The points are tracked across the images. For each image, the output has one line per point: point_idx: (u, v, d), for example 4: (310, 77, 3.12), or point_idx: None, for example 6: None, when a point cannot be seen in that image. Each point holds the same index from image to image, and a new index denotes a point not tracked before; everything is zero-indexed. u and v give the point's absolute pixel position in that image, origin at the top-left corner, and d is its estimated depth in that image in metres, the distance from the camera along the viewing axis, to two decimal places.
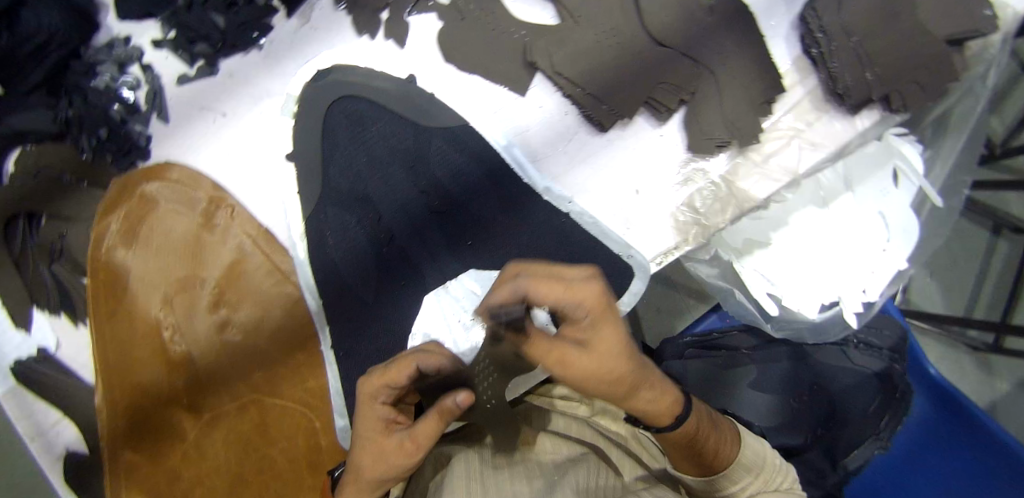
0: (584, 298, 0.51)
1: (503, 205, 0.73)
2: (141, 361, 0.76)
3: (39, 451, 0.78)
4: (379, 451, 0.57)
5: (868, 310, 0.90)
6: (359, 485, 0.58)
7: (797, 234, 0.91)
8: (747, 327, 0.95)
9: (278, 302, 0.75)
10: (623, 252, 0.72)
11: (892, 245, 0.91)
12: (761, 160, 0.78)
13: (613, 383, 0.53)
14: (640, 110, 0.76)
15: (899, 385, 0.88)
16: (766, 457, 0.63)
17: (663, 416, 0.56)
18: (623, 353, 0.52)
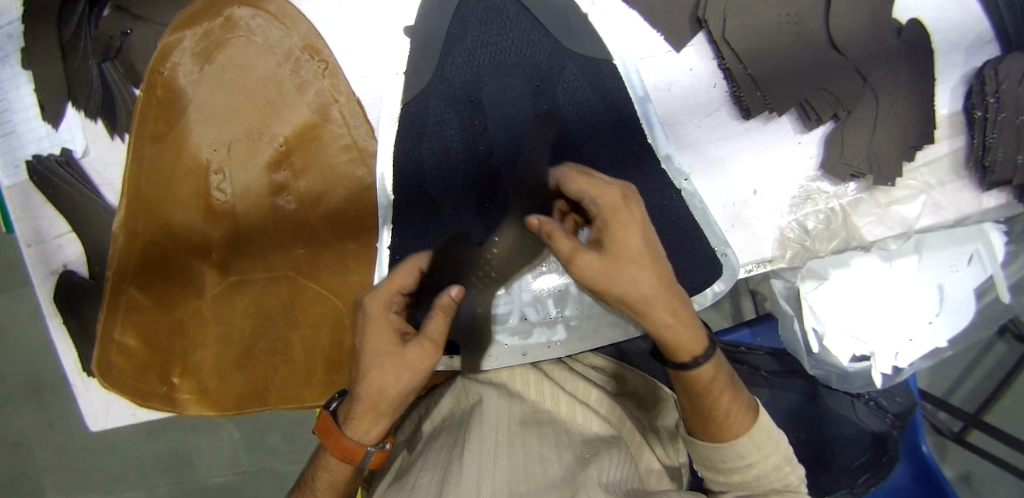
0: (604, 197, 0.52)
1: (618, 157, 0.66)
2: (174, 200, 0.68)
3: (38, 256, 0.76)
4: (398, 366, 0.53)
5: (896, 374, 0.86)
6: (378, 411, 0.53)
7: (856, 282, 0.83)
8: (776, 352, 0.93)
9: (347, 183, 0.68)
10: (719, 247, 0.66)
11: (936, 321, 0.84)
12: (884, 203, 0.73)
13: (630, 275, 0.50)
14: (790, 110, 0.70)
15: (891, 449, 0.83)
16: (786, 456, 0.53)
17: (673, 342, 0.51)
18: (644, 246, 0.51)
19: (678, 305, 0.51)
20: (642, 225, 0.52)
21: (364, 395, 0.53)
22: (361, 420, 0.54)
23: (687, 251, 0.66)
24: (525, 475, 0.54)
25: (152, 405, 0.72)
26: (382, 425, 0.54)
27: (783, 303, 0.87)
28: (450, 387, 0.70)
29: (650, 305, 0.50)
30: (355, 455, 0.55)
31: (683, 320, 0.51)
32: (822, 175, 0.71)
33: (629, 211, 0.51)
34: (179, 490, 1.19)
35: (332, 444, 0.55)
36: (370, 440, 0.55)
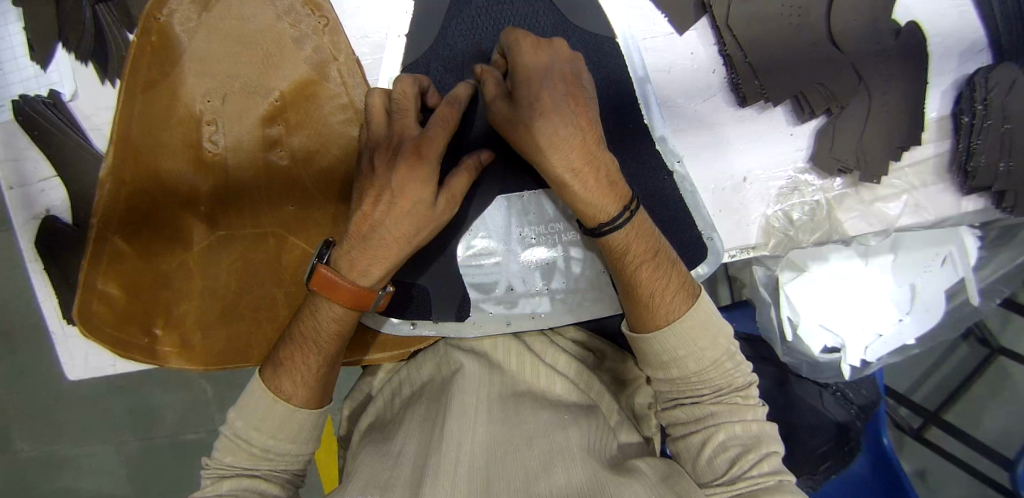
0: (553, 54, 0.57)
1: (613, 136, 0.67)
2: (165, 150, 0.66)
3: (19, 200, 0.75)
4: (424, 218, 0.56)
5: (864, 367, 0.89)
6: (390, 263, 0.57)
7: (833, 277, 0.85)
8: (748, 337, 0.97)
9: (340, 142, 0.67)
10: (706, 230, 0.67)
11: (907, 318, 0.88)
12: (868, 200, 0.75)
13: (531, 114, 0.54)
14: (786, 101, 0.71)
15: (852, 439, 0.91)
16: (725, 351, 0.59)
17: (587, 209, 0.57)
18: (548, 89, 0.55)
19: (580, 162, 0.55)
20: (549, 74, 0.55)
21: (387, 241, 0.56)
22: (376, 266, 0.57)
23: (675, 233, 0.68)
24: (502, 450, 0.54)
25: (132, 357, 0.69)
26: (389, 271, 0.58)
27: (763, 291, 0.88)
28: (432, 352, 0.71)
29: (549, 150, 0.54)
30: (364, 301, 0.58)
31: (592, 183, 0.55)
32: (811, 167, 0.73)
33: (537, 52, 0.56)
34: (152, 444, 1.19)
35: (340, 295, 0.56)
36: (378, 285, 0.58)
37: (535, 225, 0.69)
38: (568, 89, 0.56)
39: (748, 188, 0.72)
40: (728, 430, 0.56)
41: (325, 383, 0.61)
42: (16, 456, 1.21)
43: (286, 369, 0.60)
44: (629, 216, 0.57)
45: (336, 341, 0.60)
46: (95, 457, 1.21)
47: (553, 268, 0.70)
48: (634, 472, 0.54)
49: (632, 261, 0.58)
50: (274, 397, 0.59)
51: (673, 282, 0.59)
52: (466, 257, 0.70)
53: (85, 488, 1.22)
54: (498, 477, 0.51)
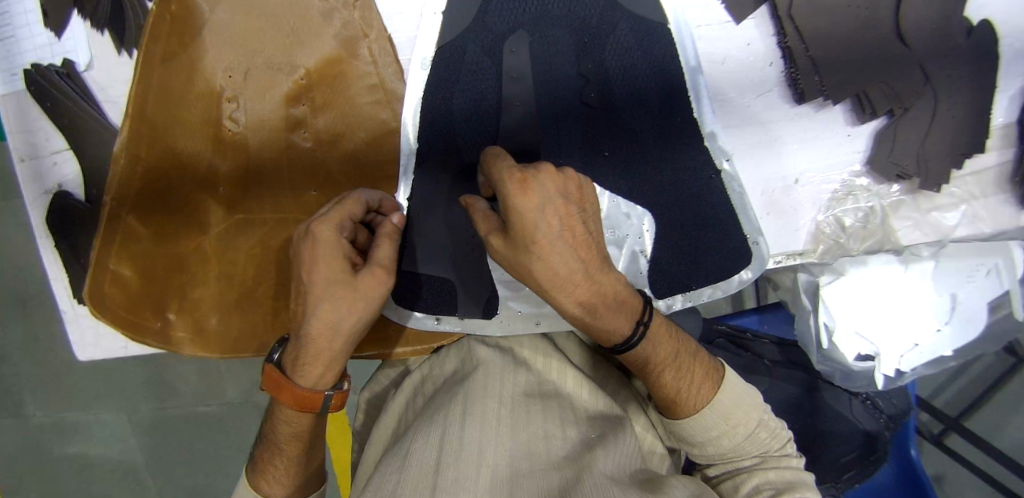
0: (547, 185, 0.47)
1: (659, 129, 0.62)
2: (184, 126, 0.63)
3: (31, 173, 0.72)
4: (349, 298, 0.51)
5: (898, 377, 0.83)
6: (329, 344, 0.52)
7: (873, 284, 0.80)
8: (780, 342, 0.92)
9: (368, 125, 0.63)
10: (752, 233, 0.62)
11: (944, 329, 0.81)
12: (925, 208, 0.70)
13: (527, 261, 0.47)
14: (845, 99, 0.66)
15: (879, 450, 0.85)
16: (761, 423, 0.57)
17: (600, 331, 0.53)
18: (543, 230, 0.46)
19: (588, 294, 0.50)
20: (548, 204, 0.47)
21: (316, 336, 0.51)
22: (312, 367, 0.54)
23: (720, 235, 0.63)
24: (527, 450, 0.52)
25: (146, 341, 0.66)
26: (327, 368, 0.54)
27: (804, 297, 0.82)
28: (455, 348, 0.68)
29: (553, 288, 0.49)
30: (308, 400, 0.55)
31: (604, 310, 0.51)
32: (867, 171, 0.68)
33: (526, 195, 0.46)
34: (164, 415, 1.18)
35: (284, 396, 0.55)
36: (322, 382, 0.55)
37: None
38: (565, 220, 0.47)
39: (799, 191, 0.67)
40: (761, 476, 0.55)
41: (298, 480, 0.62)
42: (28, 422, 1.20)
43: (263, 469, 0.61)
44: (643, 332, 0.53)
45: (296, 443, 0.60)
46: (105, 427, 1.19)
47: None
48: (668, 488, 0.51)
49: (653, 368, 0.55)
50: (258, 496, 0.60)
51: (696, 375, 0.57)
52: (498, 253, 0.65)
53: (96, 456, 1.21)
54: (522, 475, 0.48)
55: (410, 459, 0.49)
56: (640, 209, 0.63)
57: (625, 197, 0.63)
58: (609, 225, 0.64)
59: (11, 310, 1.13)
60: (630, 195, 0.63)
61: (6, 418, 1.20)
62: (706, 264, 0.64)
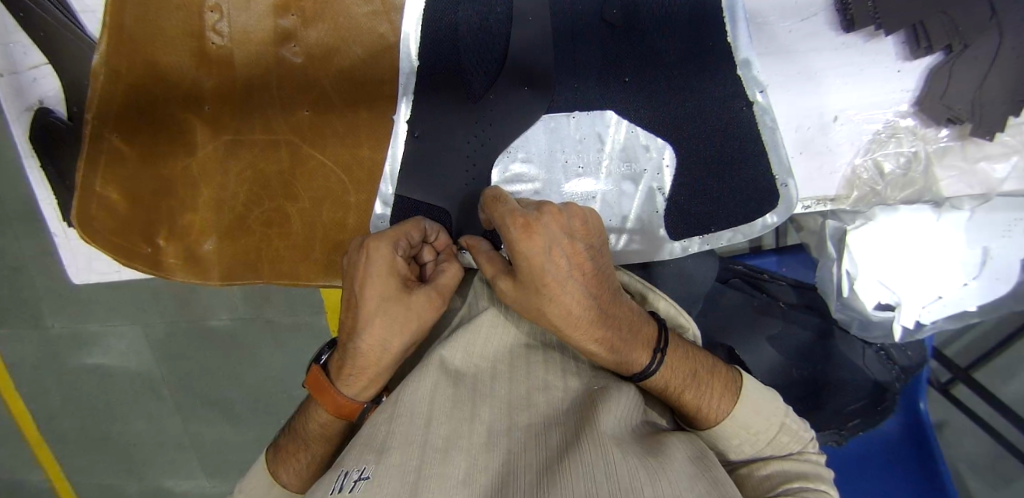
0: (550, 231, 0.49)
1: (688, 52, 0.56)
2: (162, 37, 0.57)
3: (6, 93, 0.67)
4: (405, 319, 0.49)
5: (917, 330, 0.78)
6: (380, 362, 0.50)
7: (900, 235, 0.74)
8: (797, 285, 0.89)
9: (363, 38, 0.57)
10: (779, 174, 0.57)
11: (972, 284, 0.76)
12: (973, 157, 0.63)
13: (540, 303, 0.49)
14: (899, 30, 0.59)
15: (887, 400, 0.83)
16: (784, 425, 0.56)
17: (618, 364, 0.53)
18: (552, 272, 0.48)
19: (602, 332, 0.51)
20: (553, 245, 0.49)
21: (365, 352, 0.49)
22: (357, 379, 0.51)
23: (744, 175, 0.58)
24: (527, 401, 0.48)
25: (137, 268, 0.63)
26: (375, 385, 0.52)
27: (827, 244, 0.77)
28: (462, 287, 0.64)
29: (566, 329, 0.50)
30: (352, 411, 0.53)
31: (619, 344, 0.52)
32: (914, 112, 0.61)
33: (531, 238, 0.48)
34: (178, 336, 1.20)
35: (326, 403, 0.53)
36: (365, 397, 0.53)
37: (585, 152, 0.59)
38: (570, 258, 0.49)
39: (836, 131, 0.61)
40: (776, 464, 0.54)
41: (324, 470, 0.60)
42: (46, 332, 1.22)
43: (283, 457, 0.60)
44: (660, 359, 0.53)
45: (324, 442, 0.58)
46: (120, 348, 1.22)
47: (600, 202, 0.60)
48: (665, 444, 0.47)
49: (672, 390, 0.55)
50: (272, 482, 0.60)
51: (716, 387, 0.56)
52: (501, 183, 0.60)
53: (112, 369, 1.24)
54: (521, 426, 0.44)
55: (401, 409, 0.45)
56: (661, 142, 0.58)
57: (642, 129, 0.58)
58: (626, 159, 0.59)
59: (20, 223, 1.11)
60: (648, 127, 0.58)
61: (22, 331, 1.21)
62: (727, 204, 0.59)
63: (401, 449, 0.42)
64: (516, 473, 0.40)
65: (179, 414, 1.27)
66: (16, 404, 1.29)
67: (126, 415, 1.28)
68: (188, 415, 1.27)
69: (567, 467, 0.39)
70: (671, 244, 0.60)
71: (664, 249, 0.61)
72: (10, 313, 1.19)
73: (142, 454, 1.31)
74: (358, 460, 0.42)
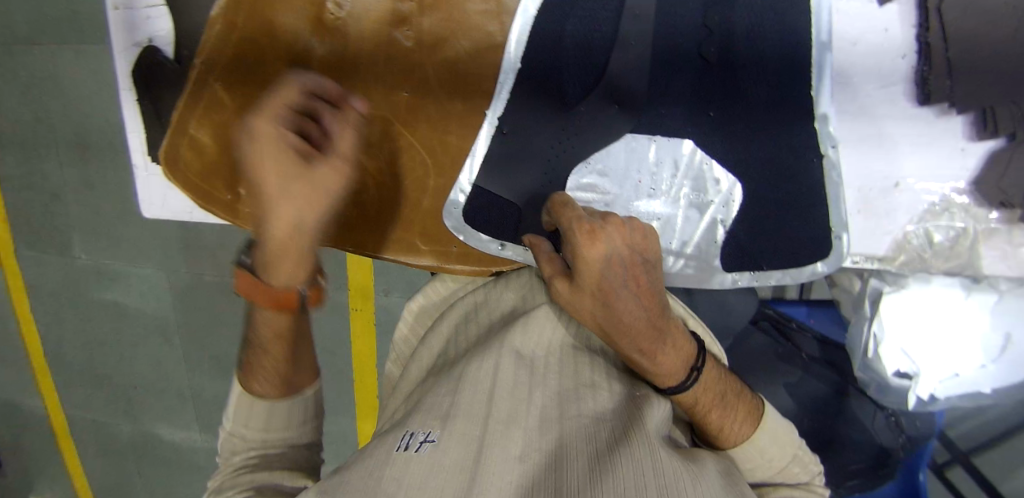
0: (613, 238, 0.50)
1: (774, 98, 0.59)
2: (285, 2, 0.62)
3: (122, 25, 0.71)
4: (308, 192, 0.48)
5: (930, 402, 0.80)
6: (291, 243, 0.49)
7: (931, 307, 0.74)
8: (823, 340, 0.93)
9: (473, 34, 0.60)
10: (838, 227, 0.60)
11: (987, 366, 0.77)
12: (1018, 242, 0.65)
13: (589, 306, 0.51)
14: (968, 112, 0.62)
15: (889, 465, 0.86)
16: (795, 456, 0.60)
17: (655, 375, 0.55)
18: (609, 278, 0.50)
19: (649, 344, 0.53)
20: (613, 254, 0.50)
21: (274, 231, 0.48)
22: (280, 268, 0.50)
23: (803, 222, 0.61)
24: (575, 395, 0.50)
25: (213, 209, 0.68)
26: (295, 275, 0.51)
27: (864, 304, 0.78)
28: (515, 278, 0.64)
29: (615, 334, 0.52)
30: (268, 297, 0.52)
31: (661, 356, 0.53)
32: (970, 190, 0.64)
33: (595, 244, 0.50)
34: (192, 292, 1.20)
35: (263, 295, 0.52)
36: (288, 287, 0.51)
37: (659, 174, 0.62)
38: (628, 268, 0.51)
39: (897, 196, 0.64)
40: (786, 491, 0.58)
41: (296, 378, 0.58)
42: (72, 263, 1.22)
43: (258, 371, 0.57)
44: (696, 377, 0.56)
45: (277, 340, 0.55)
46: (137, 292, 1.23)
47: (662, 224, 0.63)
48: (699, 458, 0.49)
49: (700, 409, 0.57)
50: (257, 399, 0.56)
51: (740, 412, 0.59)
52: (572, 189, 0.63)
53: (129, 311, 1.25)
54: (571, 417, 0.47)
55: (462, 388, 0.49)
56: (731, 177, 0.61)
57: (716, 163, 0.61)
58: (696, 188, 0.62)
59: (59, 156, 1.09)
60: (722, 161, 0.61)
61: (48, 258, 1.23)
62: (784, 246, 0.62)
63: (463, 418, 0.46)
64: (570, 456, 0.42)
65: (187, 365, 1.28)
66: (31, 325, 1.32)
67: (137, 354, 1.30)
68: (195, 367, 1.28)
69: (617, 458, 0.42)
70: (723, 275, 0.63)
71: (715, 279, 0.64)
72: (41, 238, 1.20)
73: (145, 395, 1.33)
74: (422, 424, 0.47)
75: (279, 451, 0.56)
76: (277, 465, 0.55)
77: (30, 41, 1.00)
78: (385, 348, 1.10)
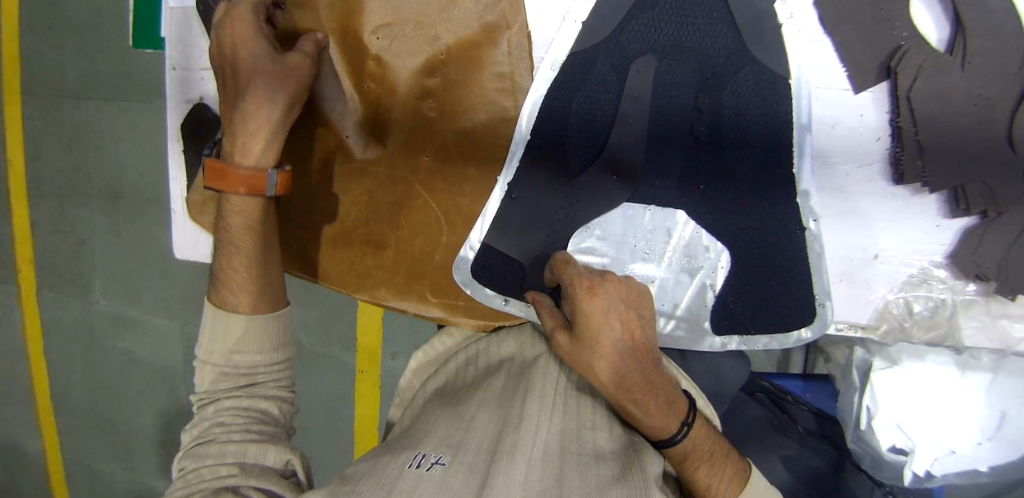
0: (610, 292, 0.55)
1: (758, 176, 0.65)
2: (325, 73, 0.69)
3: (175, 84, 0.80)
4: (284, 72, 0.61)
5: (927, 478, 0.82)
6: (265, 114, 0.60)
7: (924, 384, 0.79)
8: (818, 412, 0.94)
9: (488, 109, 0.67)
10: (820, 294, 0.66)
11: (984, 444, 0.80)
12: (995, 314, 0.70)
13: (590, 359, 0.54)
14: (941, 192, 0.67)
15: None
16: None
17: (648, 427, 0.58)
18: (606, 332, 0.54)
19: (642, 394, 0.56)
20: (611, 309, 0.54)
21: (247, 113, 0.60)
22: (254, 140, 0.61)
23: (788, 290, 0.67)
24: (575, 438, 0.54)
25: None
26: (270, 144, 0.61)
27: (853, 375, 0.82)
28: (517, 331, 0.70)
29: (611, 388, 0.54)
30: (261, 182, 0.60)
31: (653, 408, 0.57)
32: (948, 264, 0.68)
33: (593, 299, 0.54)
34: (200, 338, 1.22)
35: (231, 179, 0.60)
36: (264, 162, 0.61)
37: (653, 241, 0.68)
38: (624, 322, 0.55)
39: (877, 267, 0.69)
40: None
41: (264, 286, 0.63)
42: (90, 306, 1.27)
43: (226, 287, 0.62)
44: (686, 431, 0.59)
45: (248, 234, 0.62)
46: (147, 335, 1.26)
47: (658, 287, 0.69)
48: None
49: (692, 464, 0.60)
50: (222, 310, 0.61)
51: (728, 474, 0.61)
52: (576, 251, 0.69)
53: (139, 354, 1.28)
54: (570, 458, 0.51)
55: (473, 426, 0.55)
56: (720, 245, 0.67)
57: (706, 234, 0.67)
58: (687, 254, 0.68)
59: (97, 200, 1.18)
60: (712, 230, 0.67)
61: (70, 297, 1.28)
62: (771, 312, 0.67)
63: (474, 451, 0.52)
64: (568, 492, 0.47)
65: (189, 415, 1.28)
66: (42, 367, 1.36)
67: (141, 398, 1.31)
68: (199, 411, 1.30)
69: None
70: (712, 338, 0.69)
71: (706, 341, 0.69)
72: (66, 278, 1.26)
73: (147, 441, 1.34)
74: (434, 449, 0.53)
75: (259, 425, 0.61)
76: (261, 441, 0.59)
77: (84, 95, 1.12)
78: (389, 396, 1.12)
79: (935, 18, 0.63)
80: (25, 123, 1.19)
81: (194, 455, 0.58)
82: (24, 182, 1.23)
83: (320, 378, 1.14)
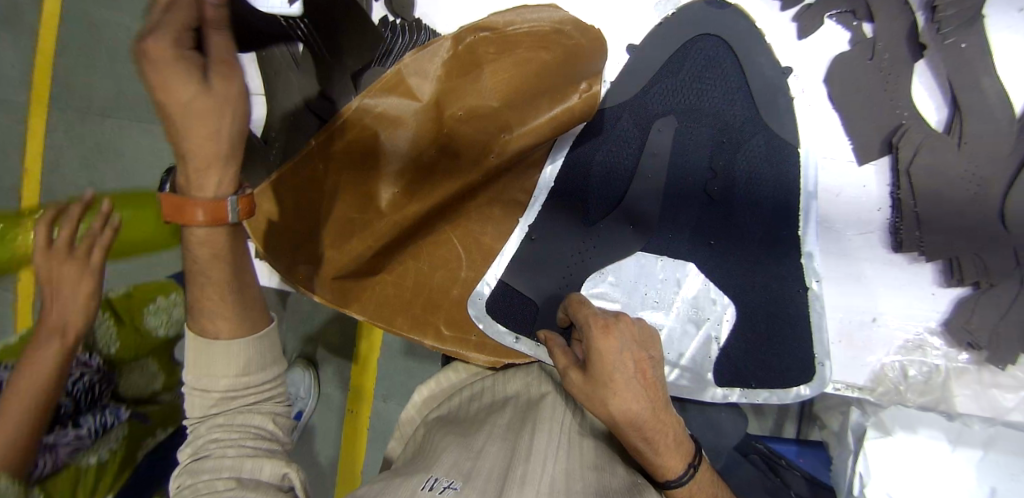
0: (620, 333, 0.58)
1: (765, 238, 0.69)
2: (392, 127, 0.68)
3: None
4: (217, 104, 0.49)
5: None
6: (217, 157, 0.50)
7: (919, 459, 0.77)
8: (813, 479, 0.88)
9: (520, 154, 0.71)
10: (821, 355, 0.69)
11: None
12: (986, 383, 0.73)
13: (605, 396, 0.54)
14: (936, 261, 0.71)
15: None
16: None
17: (657, 467, 0.58)
18: (620, 371, 0.55)
19: (653, 432, 0.56)
20: (623, 348, 0.57)
21: (196, 149, 0.49)
22: (207, 175, 0.51)
23: (792, 349, 0.70)
24: (582, 473, 0.56)
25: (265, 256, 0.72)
26: (229, 175, 0.52)
27: (846, 437, 0.82)
28: (524, 371, 0.72)
29: (623, 424, 0.55)
30: (218, 211, 0.52)
31: (664, 446, 0.58)
32: (941, 331, 0.72)
33: (606, 338, 0.57)
34: None
35: (186, 213, 0.51)
36: (221, 190, 0.52)
37: (663, 291, 0.71)
38: (637, 362, 0.57)
39: (875, 329, 0.72)
40: None
41: (248, 313, 0.59)
42: None
43: (205, 316, 0.57)
44: (694, 472, 0.60)
45: (216, 263, 0.55)
46: None
47: (665, 334, 0.71)
48: None
49: None
50: (208, 342, 0.57)
51: None
52: (590, 294, 0.72)
53: None
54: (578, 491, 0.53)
55: (483, 456, 0.57)
56: (726, 299, 0.70)
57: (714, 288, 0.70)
58: (695, 305, 0.71)
59: None
60: (718, 285, 0.70)
61: None
62: (773, 367, 0.70)
63: (483, 479, 0.53)
64: None
65: None
66: None
67: None
68: None
69: None
70: (714, 389, 0.71)
71: (707, 391, 0.71)
72: None
73: None
74: (446, 474, 0.54)
75: (256, 440, 0.59)
76: (258, 455, 0.57)
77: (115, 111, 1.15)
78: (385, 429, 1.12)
79: (935, 102, 0.68)
80: (45, 135, 1.21)
81: (190, 471, 0.56)
82: (36, 191, 1.24)
83: (316, 404, 1.14)
